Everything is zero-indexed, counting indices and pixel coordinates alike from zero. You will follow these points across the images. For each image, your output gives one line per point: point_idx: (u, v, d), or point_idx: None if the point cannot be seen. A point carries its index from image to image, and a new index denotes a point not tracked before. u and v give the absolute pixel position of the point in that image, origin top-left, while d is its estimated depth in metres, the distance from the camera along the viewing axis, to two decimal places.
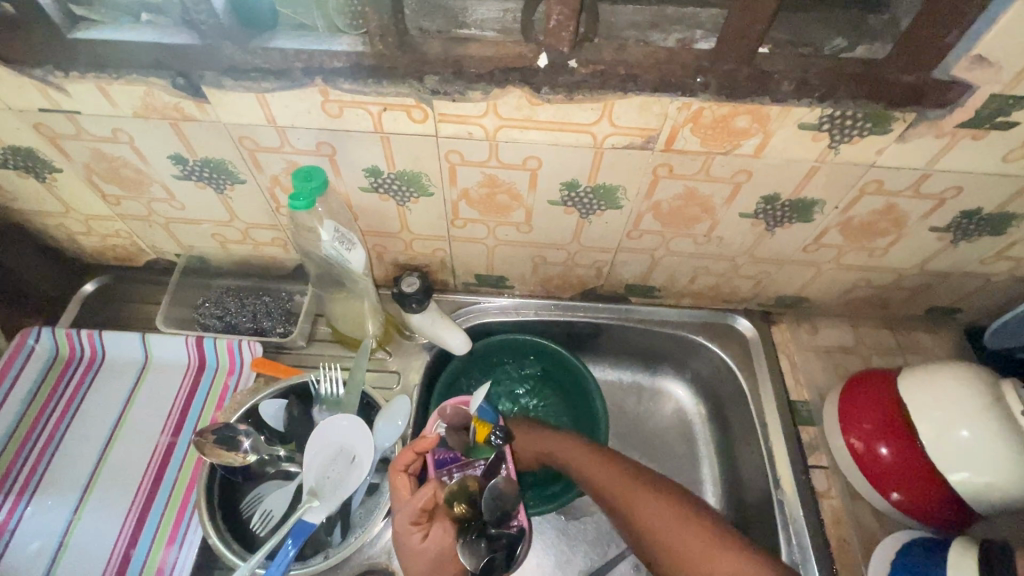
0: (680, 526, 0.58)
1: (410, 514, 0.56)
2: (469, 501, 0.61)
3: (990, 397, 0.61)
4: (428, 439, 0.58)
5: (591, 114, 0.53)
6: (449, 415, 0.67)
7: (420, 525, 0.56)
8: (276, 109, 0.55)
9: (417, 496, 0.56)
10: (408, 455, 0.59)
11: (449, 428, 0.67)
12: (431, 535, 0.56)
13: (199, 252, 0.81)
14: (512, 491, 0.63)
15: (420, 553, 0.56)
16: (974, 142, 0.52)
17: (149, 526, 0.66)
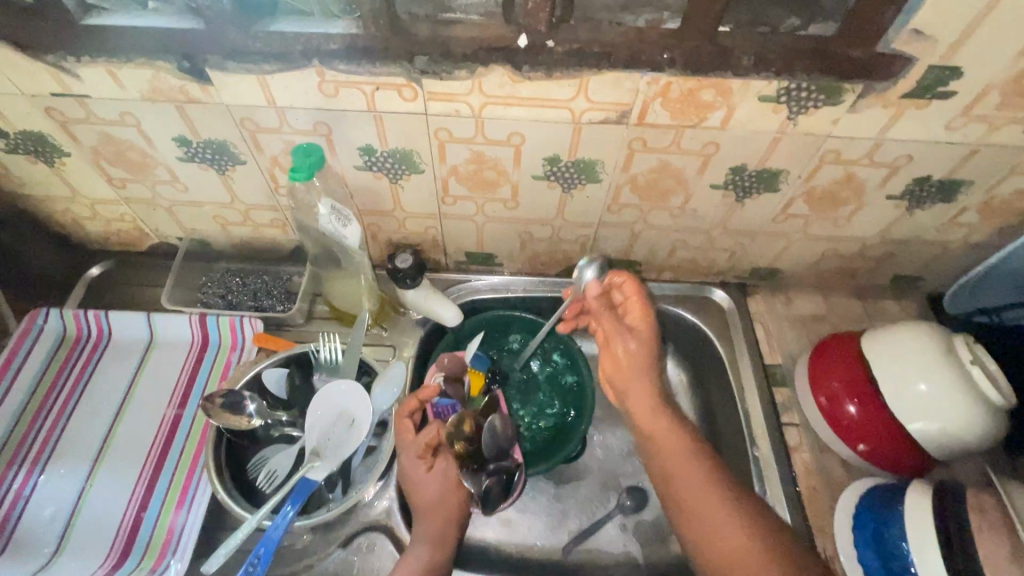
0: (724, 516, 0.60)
1: (416, 449, 0.63)
2: (466, 440, 0.67)
3: (943, 349, 0.66)
4: (430, 387, 0.64)
5: (569, 90, 0.57)
6: (447, 365, 0.71)
7: (424, 458, 0.63)
8: (276, 90, 0.59)
9: (422, 436, 0.63)
10: (412, 403, 0.64)
11: (447, 379, 0.73)
12: (435, 468, 0.63)
13: (201, 235, 0.84)
14: (506, 432, 0.68)
15: (427, 482, 0.63)
16: (919, 111, 0.57)
17: (159, 491, 0.69)
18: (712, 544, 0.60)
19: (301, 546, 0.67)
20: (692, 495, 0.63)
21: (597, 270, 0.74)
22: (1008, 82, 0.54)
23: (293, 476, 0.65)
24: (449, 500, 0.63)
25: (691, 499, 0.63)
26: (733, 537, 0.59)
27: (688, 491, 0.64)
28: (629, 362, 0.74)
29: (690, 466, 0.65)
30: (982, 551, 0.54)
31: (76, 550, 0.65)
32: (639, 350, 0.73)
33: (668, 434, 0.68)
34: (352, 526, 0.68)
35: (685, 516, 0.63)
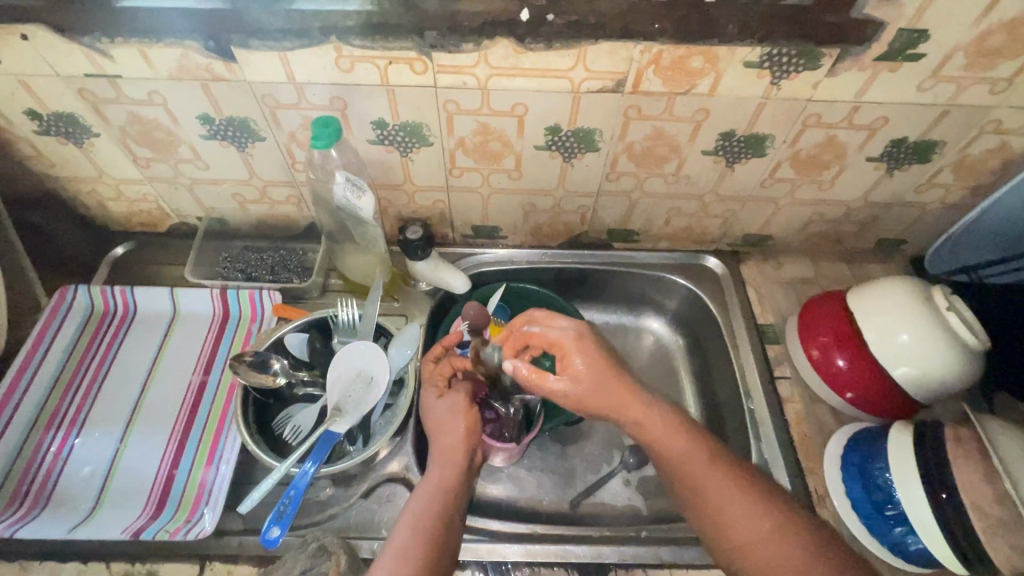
0: (731, 499, 0.61)
1: (433, 380, 0.72)
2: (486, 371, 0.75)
3: (923, 300, 0.69)
4: (454, 333, 0.74)
5: (568, 61, 0.62)
6: (472, 312, 0.79)
7: (438, 388, 0.71)
8: (296, 66, 0.64)
9: (436, 368, 0.72)
10: (437, 348, 0.74)
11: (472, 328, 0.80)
12: (445, 396, 0.70)
13: (219, 214, 0.88)
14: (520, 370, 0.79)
15: (437, 407, 0.69)
16: (892, 74, 0.62)
17: (188, 450, 0.73)
18: (729, 527, 0.60)
19: (323, 498, 0.71)
20: (697, 477, 0.63)
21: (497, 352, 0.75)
22: (972, 44, 0.58)
23: (316, 431, 0.69)
24: (454, 424, 0.67)
25: (698, 490, 0.62)
26: (758, 524, 0.59)
27: (689, 472, 0.63)
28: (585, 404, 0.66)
29: (689, 448, 0.64)
30: (957, 477, 0.59)
31: (114, 504, 0.69)
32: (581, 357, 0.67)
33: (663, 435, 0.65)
34: (372, 478, 0.73)
35: (694, 501, 0.63)
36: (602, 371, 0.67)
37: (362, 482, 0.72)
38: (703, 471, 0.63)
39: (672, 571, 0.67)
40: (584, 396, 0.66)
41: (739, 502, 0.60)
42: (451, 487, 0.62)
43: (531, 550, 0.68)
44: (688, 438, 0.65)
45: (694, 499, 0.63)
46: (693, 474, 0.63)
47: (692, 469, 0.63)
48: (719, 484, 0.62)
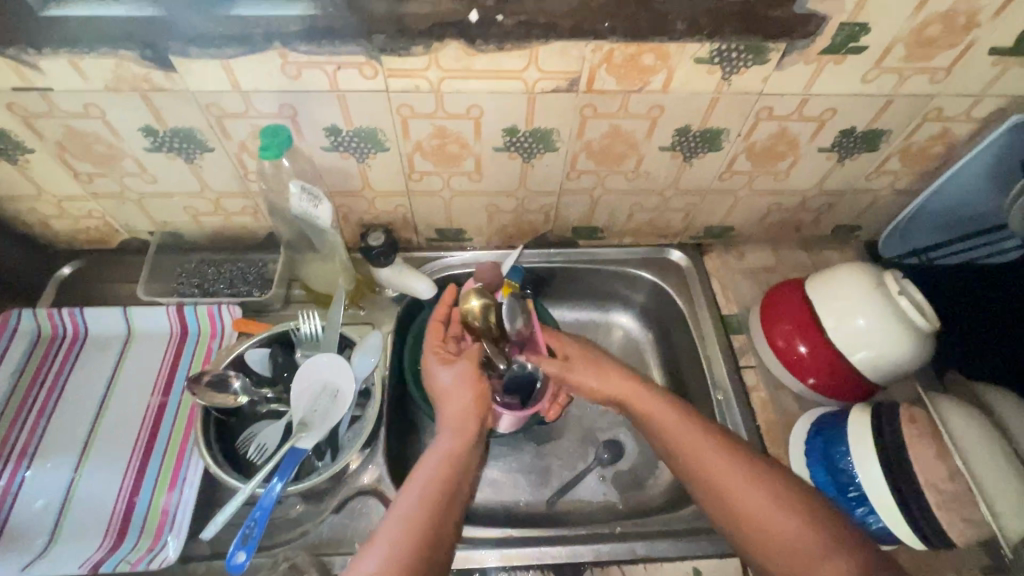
0: (729, 474, 0.62)
1: (435, 348, 0.71)
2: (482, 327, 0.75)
3: (878, 285, 0.71)
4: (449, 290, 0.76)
5: (520, 61, 0.61)
6: (486, 269, 0.80)
7: (444, 355, 0.71)
8: (241, 74, 0.62)
9: (434, 333, 0.73)
10: (442, 310, 0.75)
11: (484, 285, 0.79)
12: (456, 363, 0.69)
13: (172, 227, 0.85)
14: (524, 326, 0.76)
15: (438, 379, 0.69)
16: (837, 66, 0.63)
17: (149, 476, 0.70)
18: (732, 500, 0.61)
19: (294, 515, 0.70)
20: (711, 471, 0.63)
21: (511, 313, 0.75)
22: (910, 35, 0.60)
23: (282, 447, 0.68)
24: (453, 399, 0.67)
25: (719, 490, 0.62)
26: (785, 524, 0.59)
27: (685, 449, 0.65)
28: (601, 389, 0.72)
29: (694, 433, 0.66)
30: (912, 455, 0.61)
31: (72, 537, 0.66)
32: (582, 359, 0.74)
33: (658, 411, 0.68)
34: (344, 492, 0.71)
35: (704, 488, 0.64)
36: (603, 363, 0.74)
37: (334, 497, 0.71)
38: (696, 447, 0.64)
39: (646, 565, 0.67)
40: (598, 388, 0.71)
41: (762, 503, 0.60)
42: (454, 462, 0.62)
43: (507, 554, 0.68)
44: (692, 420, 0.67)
45: (703, 485, 0.63)
46: (702, 460, 0.64)
47: (687, 447, 0.65)
48: (716, 460, 0.63)
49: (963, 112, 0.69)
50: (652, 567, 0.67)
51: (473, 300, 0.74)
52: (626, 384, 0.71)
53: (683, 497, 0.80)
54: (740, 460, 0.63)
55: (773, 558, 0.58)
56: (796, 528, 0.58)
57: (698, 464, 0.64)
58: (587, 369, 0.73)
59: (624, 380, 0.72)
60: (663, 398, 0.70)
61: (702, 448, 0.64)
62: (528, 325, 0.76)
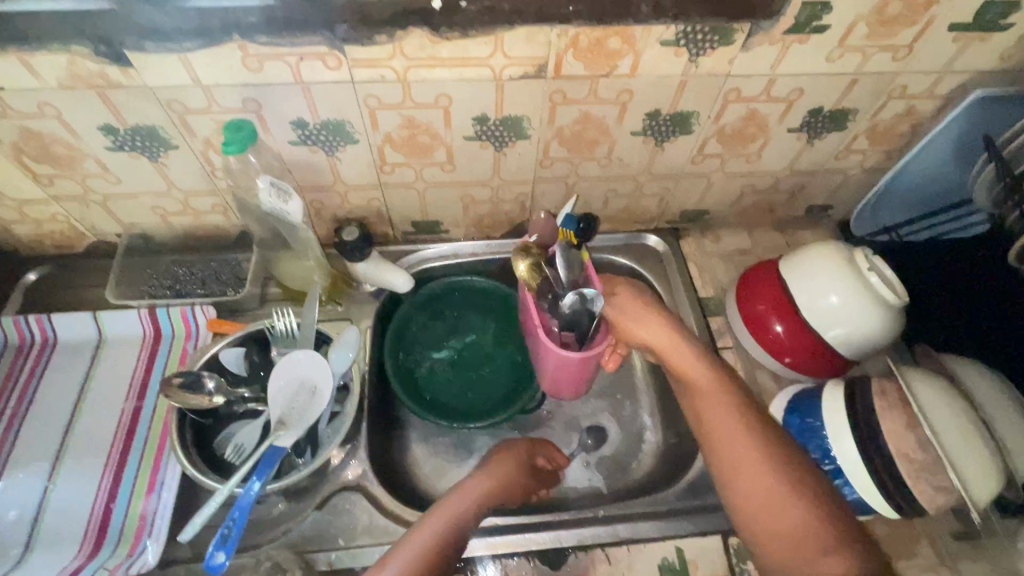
0: (747, 457, 0.62)
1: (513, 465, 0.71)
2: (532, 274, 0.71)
3: (849, 262, 0.72)
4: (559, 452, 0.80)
5: (485, 48, 0.61)
6: (538, 225, 0.78)
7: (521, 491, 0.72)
8: (200, 68, 0.60)
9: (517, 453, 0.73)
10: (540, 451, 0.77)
11: (541, 237, 0.77)
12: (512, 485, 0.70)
13: (140, 229, 0.83)
14: (580, 271, 0.72)
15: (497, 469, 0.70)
16: (801, 46, 0.63)
17: (126, 481, 0.69)
18: (745, 481, 0.61)
19: (276, 514, 0.69)
20: (731, 449, 0.63)
21: (563, 257, 0.71)
22: (871, 14, 0.60)
23: (260, 446, 0.67)
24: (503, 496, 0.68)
25: (737, 474, 0.62)
26: (797, 518, 0.58)
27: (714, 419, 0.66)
28: (650, 334, 0.71)
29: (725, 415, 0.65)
30: (884, 427, 0.62)
31: (47, 546, 0.65)
32: (630, 303, 0.72)
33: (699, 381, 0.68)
34: (326, 488, 0.71)
35: (720, 467, 0.64)
36: (647, 310, 0.72)
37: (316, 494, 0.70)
38: (724, 420, 0.65)
39: (629, 547, 0.68)
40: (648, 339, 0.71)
41: (775, 493, 0.59)
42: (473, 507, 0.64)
43: (492, 541, 0.68)
44: (733, 406, 0.66)
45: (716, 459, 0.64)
46: (729, 442, 0.64)
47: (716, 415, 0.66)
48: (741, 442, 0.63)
49: (927, 89, 0.70)
50: (636, 548, 0.68)
51: (522, 264, 0.72)
52: (665, 333, 0.71)
53: (665, 479, 0.80)
54: (773, 454, 0.62)
55: (770, 541, 0.58)
56: (799, 519, 0.57)
57: (717, 435, 0.65)
58: (631, 313, 0.71)
59: (663, 329, 0.71)
60: (700, 355, 0.70)
61: (728, 425, 0.64)
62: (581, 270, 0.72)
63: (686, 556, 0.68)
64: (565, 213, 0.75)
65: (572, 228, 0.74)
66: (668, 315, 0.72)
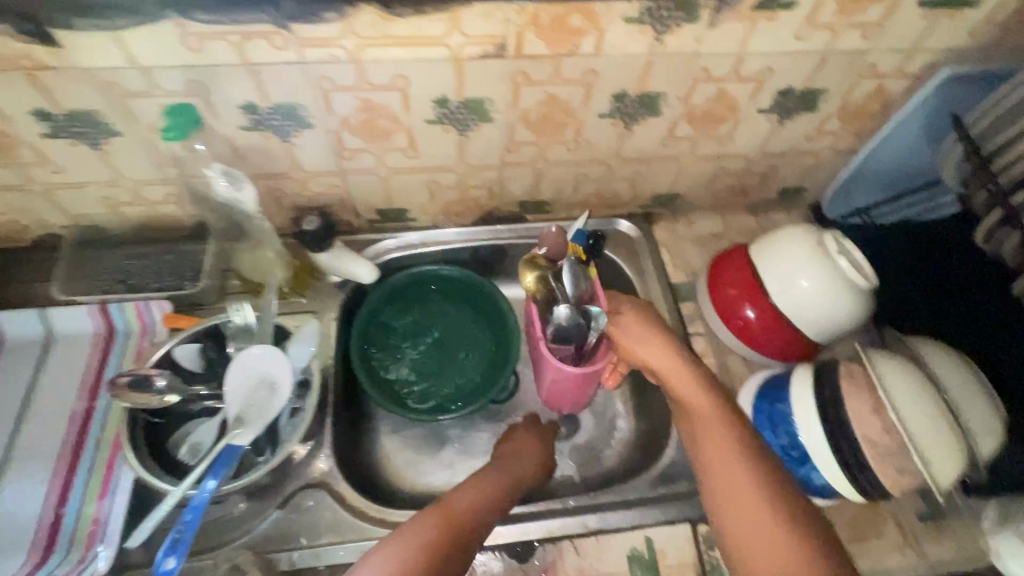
0: (743, 485, 0.56)
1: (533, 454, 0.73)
2: (539, 283, 0.72)
3: (819, 246, 0.71)
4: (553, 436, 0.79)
5: (441, 26, 0.58)
6: (548, 237, 0.75)
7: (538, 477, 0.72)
8: (136, 47, 0.56)
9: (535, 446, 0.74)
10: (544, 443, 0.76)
11: (549, 250, 0.75)
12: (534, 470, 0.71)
13: (88, 221, 0.79)
14: (587, 288, 0.72)
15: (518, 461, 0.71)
16: (769, 23, 0.61)
17: (77, 485, 0.66)
18: (739, 512, 0.55)
19: (236, 514, 0.67)
20: (727, 475, 0.57)
21: (573, 272, 0.72)
22: None
23: (216, 445, 0.65)
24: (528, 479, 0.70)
25: (732, 507, 0.55)
26: (789, 556, 0.51)
27: (710, 442, 0.60)
28: (652, 354, 0.67)
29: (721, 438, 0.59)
30: (850, 412, 0.62)
31: None
32: (632, 322, 0.69)
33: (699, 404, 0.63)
34: (289, 487, 0.69)
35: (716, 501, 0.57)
36: (649, 328, 0.69)
37: (279, 493, 0.69)
38: (722, 445, 0.59)
39: (598, 537, 0.67)
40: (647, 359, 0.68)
41: (768, 524, 0.53)
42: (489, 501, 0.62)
43: None
44: (728, 432, 0.60)
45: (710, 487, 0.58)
46: (726, 471, 0.57)
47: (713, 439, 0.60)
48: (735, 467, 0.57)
49: (897, 68, 0.69)
50: (605, 539, 0.67)
51: (529, 276, 0.72)
52: (667, 355, 0.67)
53: (636, 466, 0.80)
54: (769, 485, 0.56)
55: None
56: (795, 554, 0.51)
57: (713, 461, 0.58)
58: (633, 333, 0.69)
59: (665, 349, 0.67)
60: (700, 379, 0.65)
61: (725, 449, 0.59)
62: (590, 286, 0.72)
63: (655, 545, 0.67)
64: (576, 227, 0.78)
65: (582, 242, 0.77)
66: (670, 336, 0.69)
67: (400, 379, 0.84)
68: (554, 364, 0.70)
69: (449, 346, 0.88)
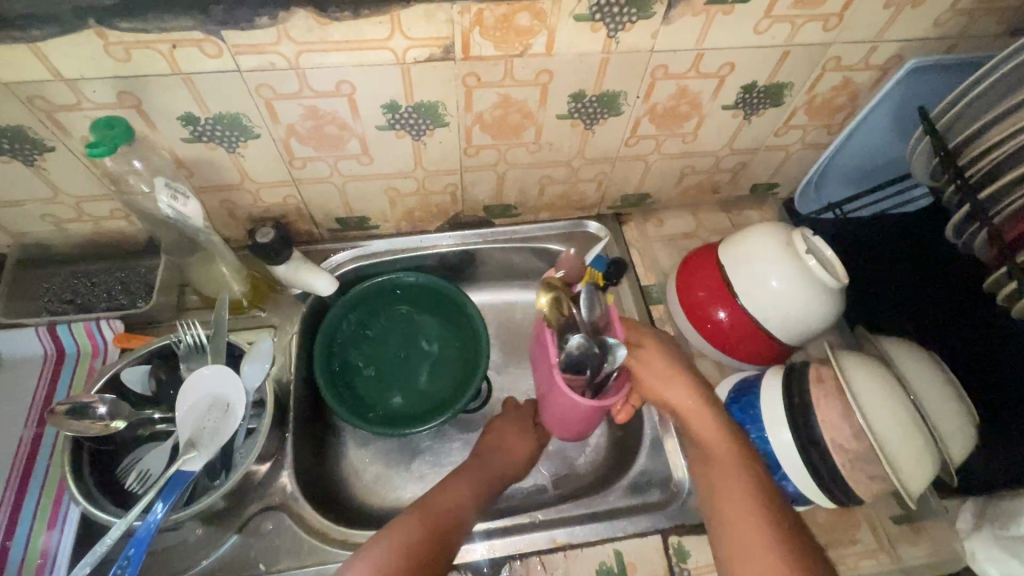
0: (749, 527, 0.57)
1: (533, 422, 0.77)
2: (555, 307, 0.68)
3: (788, 246, 0.69)
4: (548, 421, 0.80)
5: (382, 29, 0.55)
6: (566, 262, 0.78)
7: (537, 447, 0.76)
8: (58, 60, 0.53)
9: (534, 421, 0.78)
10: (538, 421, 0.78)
11: (566, 272, 0.78)
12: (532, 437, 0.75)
13: (34, 238, 0.76)
14: (602, 315, 0.70)
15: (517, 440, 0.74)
16: (726, 18, 0.59)
17: (24, 517, 0.64)
18: (741, 552, 0.56)
19: (194, 540, 0.65)
20: (733, 517, 0.59)
21: (586, 300, 0.70)
22: None
23: (166, 471, 0.62)
24: (523, 449, 0.74)
25: (738, 550, 0.57)
26: None
27: (723, 483, 0.61)
28: (674, 394, 0.66)
29: (734, 481, 0.60)
30: (819, 417, 0.61)
31: None
32: (656, 358, 0.67)
33: (718, 446, 0.63)
34: (249, 511, 0.67)
35: (726, 548, 0.58)
36: (670, 365, 0.67)
37: (239, 517, 0.67)
38: (733, 488, 0.60)
39: (566, 553, 0.66)
40: (666, 396, 0.66)
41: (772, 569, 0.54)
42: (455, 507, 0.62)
43: None
44: (747, 483, 0.60)
45: (717, 525, 0.60)
46: (740, 522, 0.58)
47: (726, 482, 0.61)
48: (744, 511, 0.58)
49: (862, 59, 0.67)
50: (574, 555, 0.66)
51: (542, 296, 0.69)
52: (690, 397, 0.66)
53: (611, 473, 0.77)
54: (783, 533, 0.56)
55: None
56: None
57: (724, 505, 0.60)
58: (657, 370, 0.67)
59: (689, 391, 0.66)
60: (726, 426, 0.64)
61: (735, 491, 0.60)
62: (604, 315, 0.70)
63: (625, 558, 0.66)
64: (597, 252, 0.79)
65: (600, 269, 0.78)
66: (693, 374, 0.68)
67: (381, 404, 0.81)
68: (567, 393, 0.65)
69: (427, 353, 0.86)
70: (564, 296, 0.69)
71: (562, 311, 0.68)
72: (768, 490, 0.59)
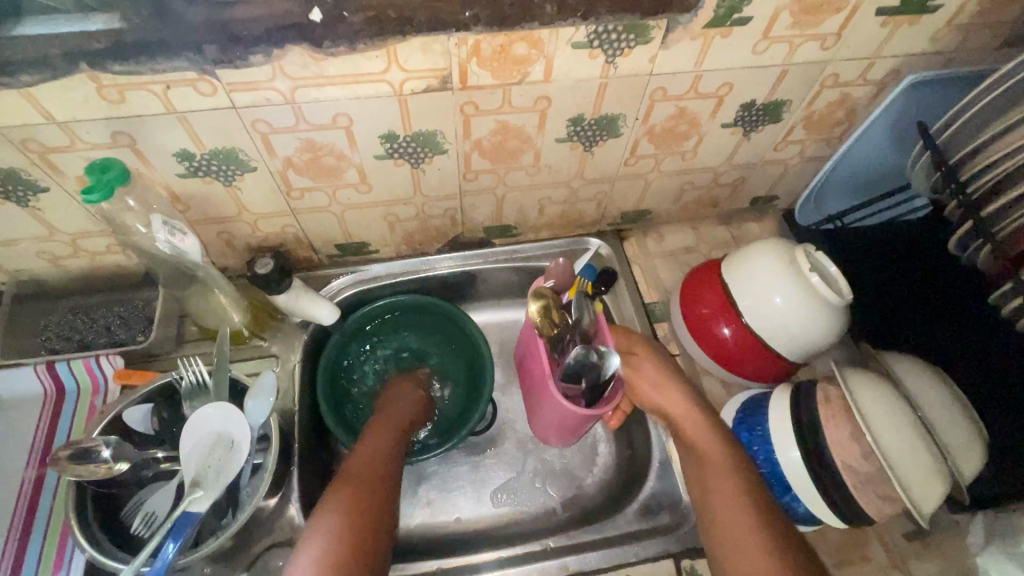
0: (741, 529, 0.57)
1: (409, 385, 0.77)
2: (546, 314, 0.69)
3: (790, 264, 0.68)
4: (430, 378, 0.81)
5: (378, 62, 0.55)
6: (555, 272, 0.74)
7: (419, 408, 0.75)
8: (49, 103, 0.53)
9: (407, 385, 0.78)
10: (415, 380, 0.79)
11: (557, 284, 0.74)
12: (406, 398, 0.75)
13: (30, 275, 0.75)
14: (592, 322, 0.69)
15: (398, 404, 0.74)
16: (724, 40, 0.59)
17: (28, 561, 0.63)
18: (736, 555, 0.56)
19: None
20: (726, 520, 0.58)
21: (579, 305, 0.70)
22: (794, 2, 0.56)
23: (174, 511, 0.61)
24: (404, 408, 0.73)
25: (732, 553, 0.56)
26: None
27: (717, 488, 0.61)
28: (662, 395, 0.68)
29: (728, 486, 0.60)
30: (827, 439, 0.61)
31: None
32: (646, 365, 0.69)
33: (713, 452, 0.63)
34: (257, 548, 0.67)
35: (721, 548, 0.58)
36: (664, 373, 0.69)
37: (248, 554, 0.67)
38: (729, 493, 0.60)
39: None
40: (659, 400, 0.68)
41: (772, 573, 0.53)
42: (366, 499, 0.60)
43: None
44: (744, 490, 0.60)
45: (713, 529, 0.59)
46: (735, 526, 0.58)
47: (722, 487, 0.61)
48: (739, 515, 0.58)
49: (859, 76, 0.67)
50: None
51: (534, 304, 0.69)
52: (684, 401, 0.67)
53: (620, 495, 0.77)
54: (781, 538, 0.56)
55: None
56: None
57: (717, 508, 0.60)
58: (648, 375, 0.69)
59: (683, 398, 0.67)
60: (722, 432, 0.65)
61: (733, 496, 0.59)
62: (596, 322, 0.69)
63: None
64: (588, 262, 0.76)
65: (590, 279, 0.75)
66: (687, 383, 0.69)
67: None
68: (562, 403, 0.65)
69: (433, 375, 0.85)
70: (554, 304, 0.70)
71: (553, 318, 0.69)
72: (771, 509, 0.59)
